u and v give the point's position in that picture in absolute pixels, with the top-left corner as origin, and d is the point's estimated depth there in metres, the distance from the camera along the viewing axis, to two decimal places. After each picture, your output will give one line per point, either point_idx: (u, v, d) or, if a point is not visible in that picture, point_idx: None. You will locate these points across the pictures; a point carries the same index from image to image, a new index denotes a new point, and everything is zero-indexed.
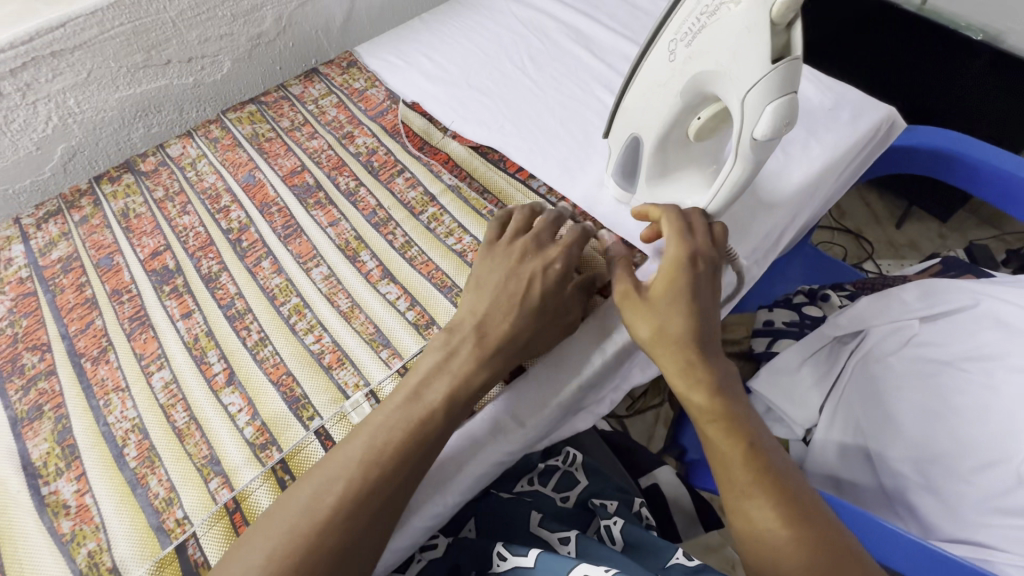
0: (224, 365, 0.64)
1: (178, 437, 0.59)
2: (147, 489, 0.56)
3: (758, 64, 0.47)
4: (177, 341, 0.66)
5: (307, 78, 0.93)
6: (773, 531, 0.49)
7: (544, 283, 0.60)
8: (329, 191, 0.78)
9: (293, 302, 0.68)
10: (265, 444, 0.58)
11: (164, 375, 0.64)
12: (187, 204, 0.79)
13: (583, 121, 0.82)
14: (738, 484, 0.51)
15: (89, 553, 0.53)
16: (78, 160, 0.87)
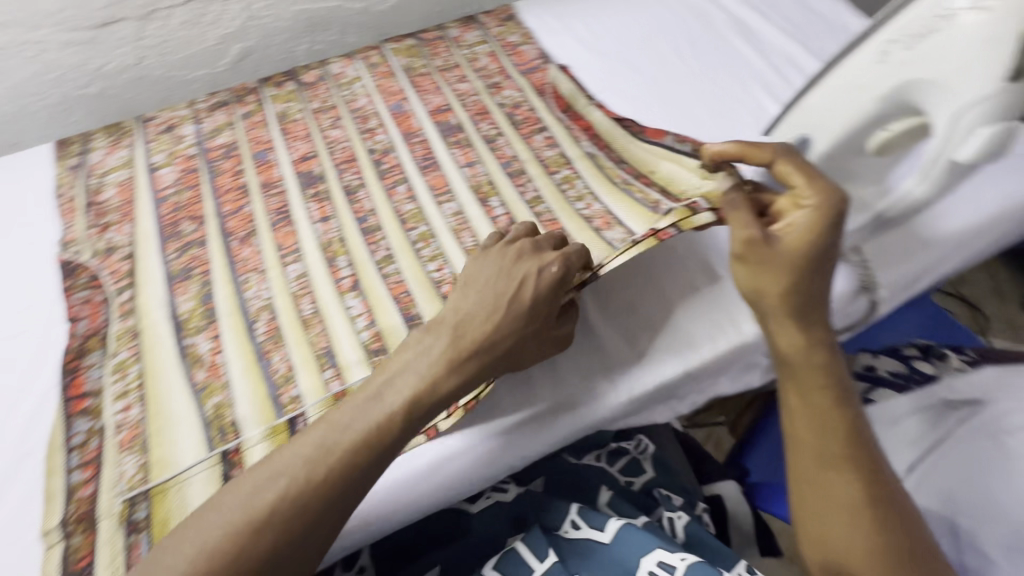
0: (350, 273, 0.68)
1: (302, 325, 0.64)
2: (269, 363, 0.62)
3: (986, 83, 0.45)
4: (313, 241, 0.71)
5: (466, 23, 0.95)
6: (852, 512, 0.51)
7: (533, 290, 0.56)
8: (470, 134, 0.80)
9: (421, 230, 0.71)
10: (378, 351, 0.62)
11: (297, 269, 0.69)
12: (338, 119, 0.83)
13: (733, 117, 0.80)
14: (827, 461, 0.52)
15: (215, 405, 0.59)
16: (248, 62, 0.94)
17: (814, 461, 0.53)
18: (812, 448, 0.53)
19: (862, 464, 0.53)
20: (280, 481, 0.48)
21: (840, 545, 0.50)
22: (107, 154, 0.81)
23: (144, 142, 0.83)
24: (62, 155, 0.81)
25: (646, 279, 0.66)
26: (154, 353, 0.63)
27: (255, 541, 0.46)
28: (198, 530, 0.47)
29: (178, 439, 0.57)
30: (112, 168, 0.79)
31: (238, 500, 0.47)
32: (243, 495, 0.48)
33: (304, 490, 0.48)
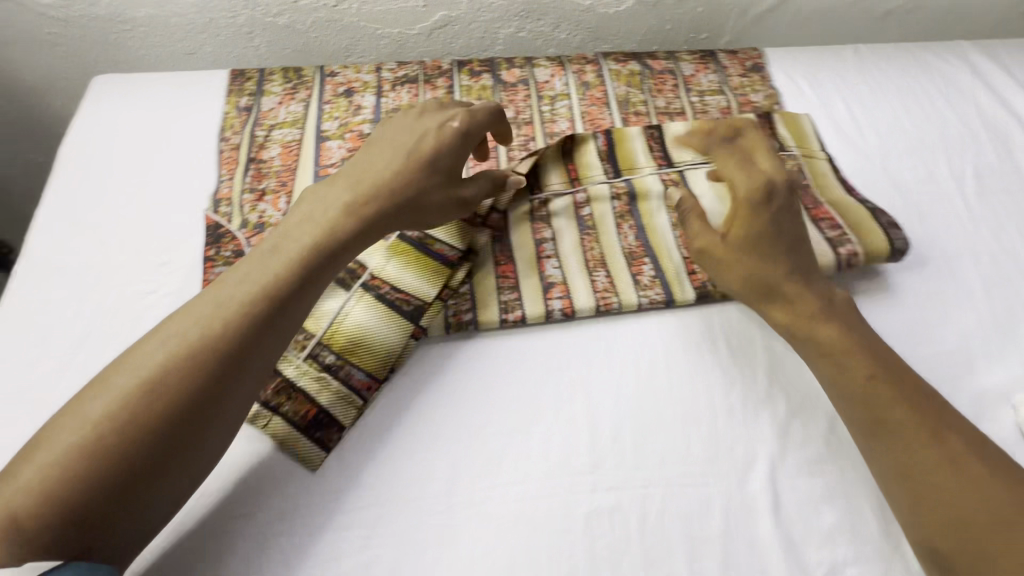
0: (518, 310, 0.59)
1: (452, 324, 0.58)
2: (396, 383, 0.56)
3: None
4: (490, 270, 0.62)
5: (702, 59, 0.79)
6: (940, 477, 0.46)
7: (435, 142, 0.57)
8: (685, 173, 0.69)
9: (603, 275, 0.62)
10: (509, 301, 0.60)
11: (461, 287, 0.60)
12: (531, 140, 0.72)
13: (1012, 295, 0.62)
14: (894, 428, 0.49)
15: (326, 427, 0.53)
16: (445, 33, 0.83)
17: (863, 406, 0.50)
18: (852, 390, 0.51)
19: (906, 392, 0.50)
20: (115, 396, 0.43)
21: (930, 487, 0.46)
22: (280, 102, 0.74)
23: (320, 100, 0.74)
24: (236, 90, 0.75)
25: (851, 479, 0.53)
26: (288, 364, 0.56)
27: (142, 419, 0.43)
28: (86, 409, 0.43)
29: (294, 489, 0.52)
30: (282, 122, 0.72)
31: (134, 371, 0.44)
32: (136, 376, 0.44)
33: (149, 395, 0.43)
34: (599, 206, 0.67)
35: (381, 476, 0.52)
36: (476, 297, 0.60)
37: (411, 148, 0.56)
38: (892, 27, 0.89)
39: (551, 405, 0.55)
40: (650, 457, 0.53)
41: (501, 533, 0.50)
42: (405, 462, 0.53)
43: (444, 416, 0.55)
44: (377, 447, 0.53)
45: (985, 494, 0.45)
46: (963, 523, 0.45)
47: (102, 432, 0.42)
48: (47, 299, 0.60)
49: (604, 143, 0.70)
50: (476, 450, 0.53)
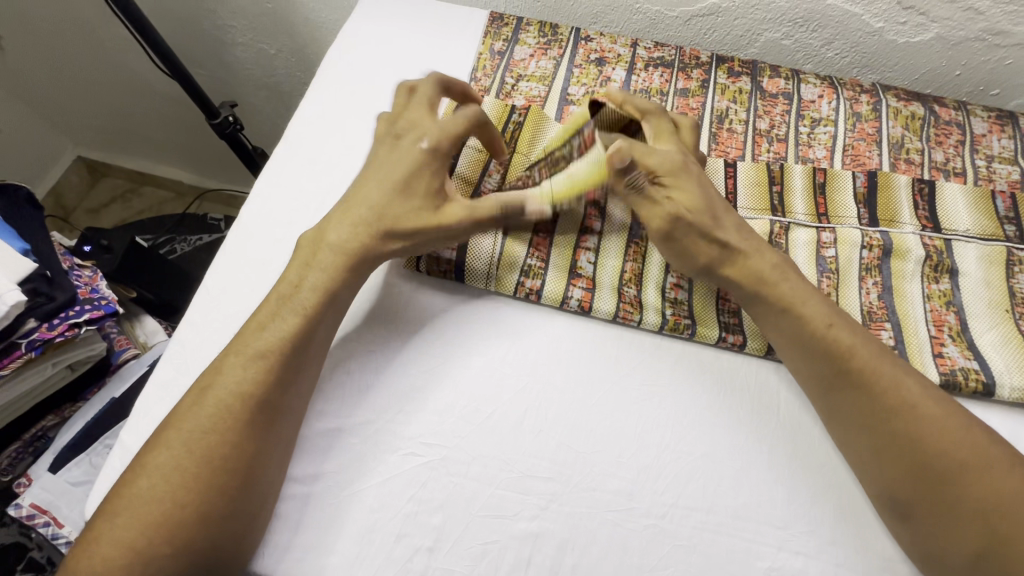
0: (738, 335, 0.56)
1: (668, 324, 0.57)
2: (580, 267, 0.59)
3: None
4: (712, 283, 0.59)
5: (998, 119, 0.69)
6: (959, 479, 0.44)
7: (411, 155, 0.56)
8: (952, 243, 0.61)
9: None
10: (731, 325, 0.57)
11: (680, 293, 0.58)
12: (781, 158, 0.66)
13: None
14: (934, 474, 0.45)
15: (527, 268, 0.59)
16: (705, 22, 0.78)
17: (906, 459, 0.46)
18: (893, 442, 0.47)
19: (942, 432, 0.46)
20: (212, 427, 0.45)
21: (999, 535, 0.42)
22: (532, 55, 0.73)
23: (570, 62, 0.73)
24: (493, 33, 0.75)
25: None
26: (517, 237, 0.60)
27: (225, 425, 0.46)
28: (177, 426, 0.46)
29: (481, 441, 0.52)
30: (530, 75, 0.71)
31: (204, 386, 0.48)
32: (209, 390, 0.47)
33: (240, 411, 0.46)
34: (842, 251, 0.61)
35: (563, 457, 0.51)
36: (694, 307, 0.58)
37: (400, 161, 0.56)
38: None
39: (753, 444, 0.52)
40: (848, 533, 0.49)
41: (674, 552, 0.48)
42: (592, 445, 0.52)
43: (591, 354, 0.56)
44: (567, 421, 0.53)
45: (953, 434, 0.46)
46: (932, 471, 0.45)
47: (194, 442, 0.45)
48: (296, 187, 0.64)
49: (863, 183, 0.64)
50: (666, 463, 0.51)
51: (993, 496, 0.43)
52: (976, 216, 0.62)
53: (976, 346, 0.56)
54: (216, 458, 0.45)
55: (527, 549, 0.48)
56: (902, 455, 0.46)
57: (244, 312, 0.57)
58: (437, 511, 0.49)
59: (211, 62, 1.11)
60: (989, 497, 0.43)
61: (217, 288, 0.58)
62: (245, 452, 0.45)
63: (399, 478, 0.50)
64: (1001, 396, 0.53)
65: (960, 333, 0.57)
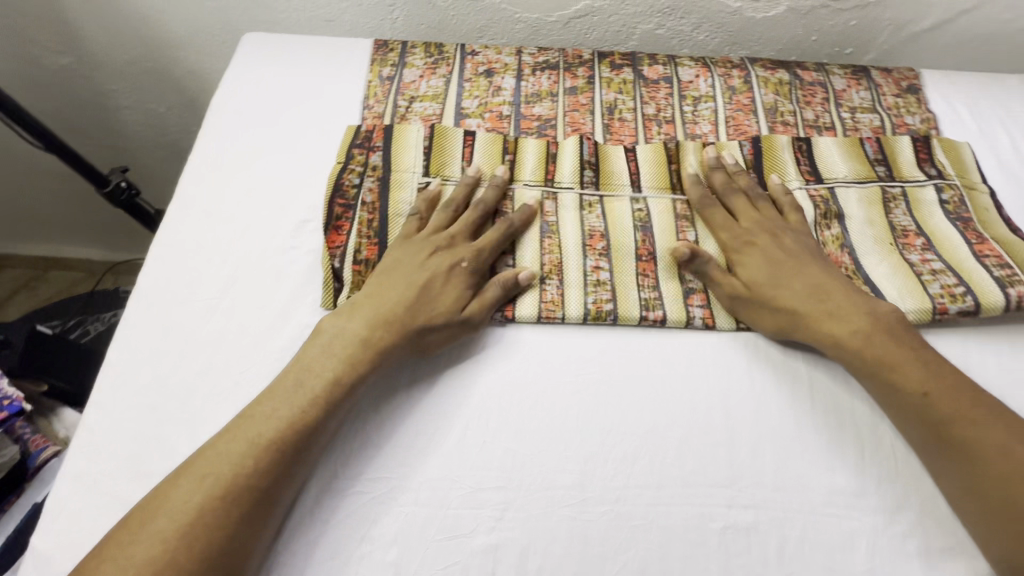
0: (659, 310, 0.58)
1: (590, 313, 0.58)
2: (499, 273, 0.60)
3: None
4: (631, 262, 0.61)
5: (853, 74, 0.76)
6: (995, 463, 0.47)
7: (442, 282, 0.57)
8: (834, 191, 0.66)
9: None
10: (653, 301, 0.59)
11: (601, 277, 0.60)
12: (672, 138, 0.70)
13: None
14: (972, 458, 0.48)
15: None
16: (582, 22, 0.82)
17: (949, 447, 0.49)
18: (937, 431, 0.50)
19: (983, 422, 0.49)
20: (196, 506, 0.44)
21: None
22: (421, 76, 0.74)
23: (460, 78, 0.74)
24: (379, 60, 0.75)
25: None
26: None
27: (236, 504, 0.45)
28: (178, 497, 0.45)
29: (426, 466, 0.51)
30: (422, 95, 0.72)
31: (215, 461, 0.47)
32: (219, 466, 0.46)
33: (229, 490, 0.45)
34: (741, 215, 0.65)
35: (512, 465, 0.51)
36: (619, 296, 0.59)
37: (424, 275, 0.57)
38: None
39: (693, 414, 0.54)
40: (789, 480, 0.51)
41: (632, 534, 0.49)
42: (537, 445, 0.52)
43: (525, 358, 0.56)
44: (509, 427, 0.53)
45: (984, 423, 0.49)
46: (967, 456, 0.48)
47: (201, 520, 0.44)
48: (196, 244, 0.61)
49: (749, 150, 0.68)
50: (609, 448, 0.52)
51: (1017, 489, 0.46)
52: (850, 164, 0.68)
53: (869, 283, 0.60)
54: (226, 538, 0.44)
55: (490, 564, 0.47)
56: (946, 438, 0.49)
57: (158, 382, 0.54)
58: (391, 545, 0.48)
59: (98, 130, 1.05)
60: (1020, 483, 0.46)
61: (122, 363, 0.55)
62: (257, 531, 0.46)
63: (350, 520, 0.49)
64: None
65: (858, 273, 0.61)
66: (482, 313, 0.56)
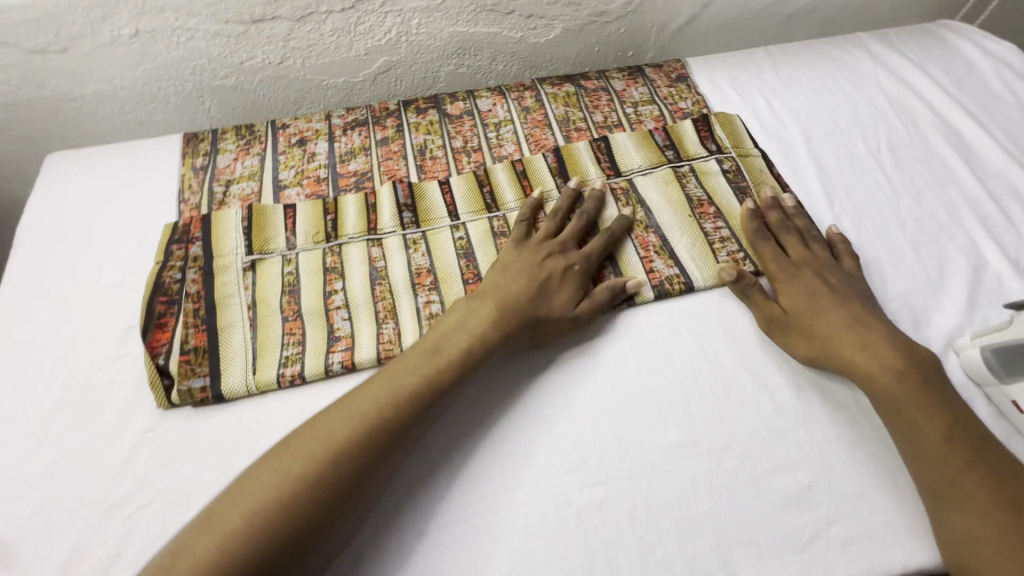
0: None
1: None
2: (335, 328, 0.62)
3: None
4: (458, 285, 0.65)
5: (630, 76, 0.86)
6: (980, 510, 0.49)
7: (559, 281, 0.63)
8: (633, 180, 0.73)
9: None
10: None
11: (433, 307, 0.63)
12: (482, 164, 0.75)
13: (940, 253, 0.68)
14: (963, 497, 0.50)
15: (286, 355, 0.60)
16: (387, 77, 0.88)
17: (946, 485, 0.50)
18: (942, 467, 0.51)
19: (986, 472, 0.50)
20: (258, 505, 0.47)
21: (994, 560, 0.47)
22: (235, 158, 0.76)
23: (274, 152, 0.77)
24: (190, 152, 0.77)
25: (820, 441, 0.56)
26: (267, 329, 0.62)
27: (356, 461, 0.50)
28: (312, 444, 0.51)
29: None
30: (239, 177, 0.74)
31: (348, 415, 0.52)
32: (355, 417, 0.52)
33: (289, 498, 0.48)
34: None
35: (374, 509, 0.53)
36: None
37: (540, 267, 0.64)
38: (797, 27, 0.96)
39: (535, 413, 0.58)
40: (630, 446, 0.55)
41: (496, 542, 0.52)
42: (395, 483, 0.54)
43: None
44: None
45: (981, 472, 0.50)
46: (959, 495, 0.50)
47: (324, 466, 0.50)
48: (15, 376, 0.59)
49: (553, 159, 0.75)
50: (461, 464, 0.55)
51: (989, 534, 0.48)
52: (642, 155, 0.76)
53: (676, 256, 0.67)
54: (336, 488, 0.49)
55: None
56: (948, 472, 0.51)
57: None
58: None
59: None
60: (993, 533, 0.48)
61: None
62: (364, 488, 0.50)
63: None
64: (700, 285, 0.65)
65: (667, 248, 0.68)
66: (590, 312, 0.61)
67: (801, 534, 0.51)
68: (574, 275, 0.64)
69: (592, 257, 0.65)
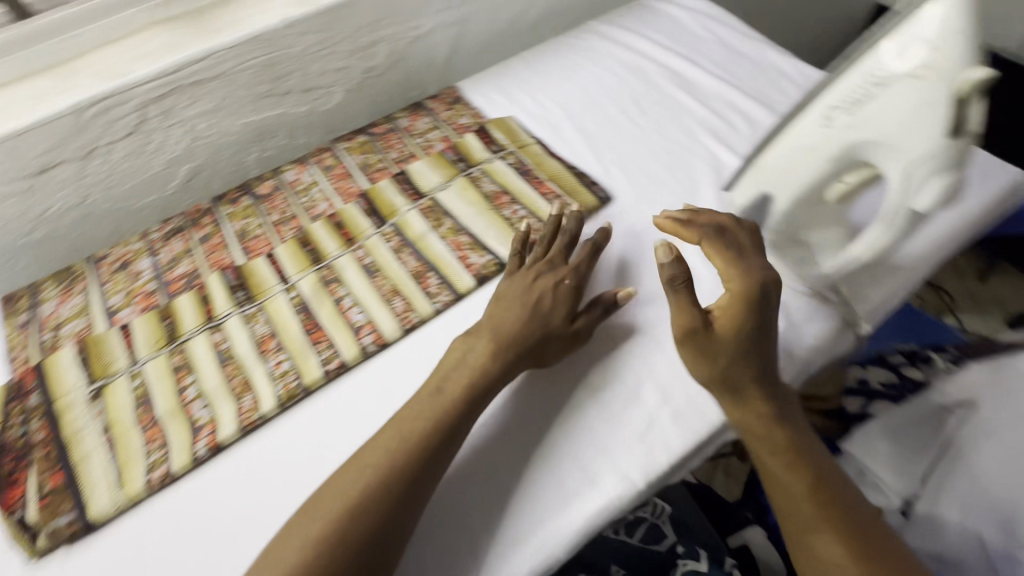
0: (336, 360, 0.67)
1: (284, 399, 0.64)
2: (194, 418, 0.64)
3: (944, 81, 0.43)
4: (301, 337, 0.70)
5: (414, 111, 0.97)
6: (811, 511, 0.52)
7: (547, 295, 0.65)
8: (437, 196, 0.83)
9: (398, 301, 0.72)
10: (331, 357, 0.67)
11: (284, 366, 0.67)
12: (301, 227, 0.82)
13: (689, 168, 0.82)
14: (797, 505, 0.52)
15: (151, 461, 0.61)
16: (198, 180, 0.93)
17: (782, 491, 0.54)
18: (779, 477, 0.54)
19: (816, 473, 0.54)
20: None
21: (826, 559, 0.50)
22: (60, 303, 0.77)
23: (98, 284, 0.79)
24: (12, 314, 0.77)
25: (636, 347, 0.65)
26: (126, 445, 0.63)
27: (382, 503, 0.51)
28: (333, 498, 0.51)
29: None
30: (67, 318, 0.75)
31: (364, 465, 0.53)
32: (371, 466, 0.53)
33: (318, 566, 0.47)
34: (378, 253, 0.78)
35: None
36: (307, 370, 0.67)
37: (531, 289, 0.65)
38: (543, 31, 1.13)
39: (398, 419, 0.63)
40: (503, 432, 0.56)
41: None
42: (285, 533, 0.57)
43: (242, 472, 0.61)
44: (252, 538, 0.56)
45: (809, 472, 0.54)
46: (794, 502, 0.53)
47: (340, 518, 0.49)
48: None
49: (364, 203, 0.83)
50: None
51: (819, 533, 0.51)
52: (438, 173, 0.85)
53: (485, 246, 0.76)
54: (359, 534, 0.49)
55: None
56: (780, 467, 0.54)
57: None
58: None
59: None
60: (824, 532, 0.51)
61: None
62: (403, 523, 0.51)
63: None
64: (510, 261, 0.74)
65: (479, 242, 0.77)
66: (589, 324, 0.65)
67: (641, 425, 0.60)
68: (568, 288, 0.66)
69: (586, 266, 0.69)
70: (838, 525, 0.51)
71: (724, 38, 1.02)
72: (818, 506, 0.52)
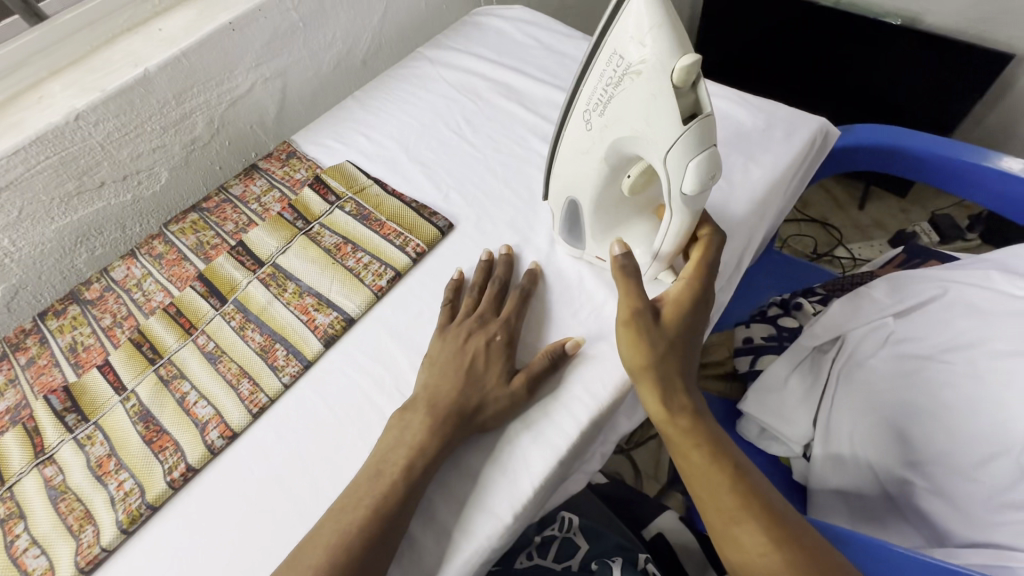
0: (181, 466, 0.62)
1: (127, 522, 0.59)
2: (29, 570, 0.58)
3: (661, 75, 0.45)
4: (141, 447, 0.65)
5: (248, 176, 0.93)
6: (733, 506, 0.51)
7: (490, 355, 0.63)
8: (277, 261, 0.79)
9: (245, 383, 0.68)
10: (175, 464, 0.62)
11: (126, 486, 0.62)
12: (135, 326, 0.76)
13: (526, 179, 0.83)
14: (720, 500, 0.52)
15: None
16: (22, 298, 0.86)
17: (703, 483, 0.53)
18: (700, 468, 0.53)
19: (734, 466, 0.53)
20: None
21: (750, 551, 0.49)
22: None
23: None
24: None
25: None
26: None
27: None
28: None
29: None
30: None
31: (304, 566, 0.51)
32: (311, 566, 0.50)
33: None
34: (219, 335, 0.73)
35: None
36: (151, 483, 0.61)
37: (461, 351, 0.63)
38: (377, 65, 1.12)
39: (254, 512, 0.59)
40: (378, 515, 0.53)
41: None
42: None
43: None
44: None
45: (725, 465, 0.53)
46: (716, 498, 0.52)
47: None
48: None
49: (201, 286, 0.78)
50: None
51: (741, 527, 0.50)
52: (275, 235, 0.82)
53: (330, 302, 0.73)
54: None
55: None
56: (699, 460, 0.54)
57: None
58: None
59: None
60: (745, 526, 0.50)
61: None
62: None
63: None
64: (356, 313, 0.72)
65: (324, 300, 0.74)
66: (526, 380, 0.61)
67: (502, 456, 0.59)
68: (501, 348, 0.63)
69: (513, 318, 0.66)
70: (756, 515, 0.50)
71: (547, 42, 1.04)
72: (739, 496, 0.51)
